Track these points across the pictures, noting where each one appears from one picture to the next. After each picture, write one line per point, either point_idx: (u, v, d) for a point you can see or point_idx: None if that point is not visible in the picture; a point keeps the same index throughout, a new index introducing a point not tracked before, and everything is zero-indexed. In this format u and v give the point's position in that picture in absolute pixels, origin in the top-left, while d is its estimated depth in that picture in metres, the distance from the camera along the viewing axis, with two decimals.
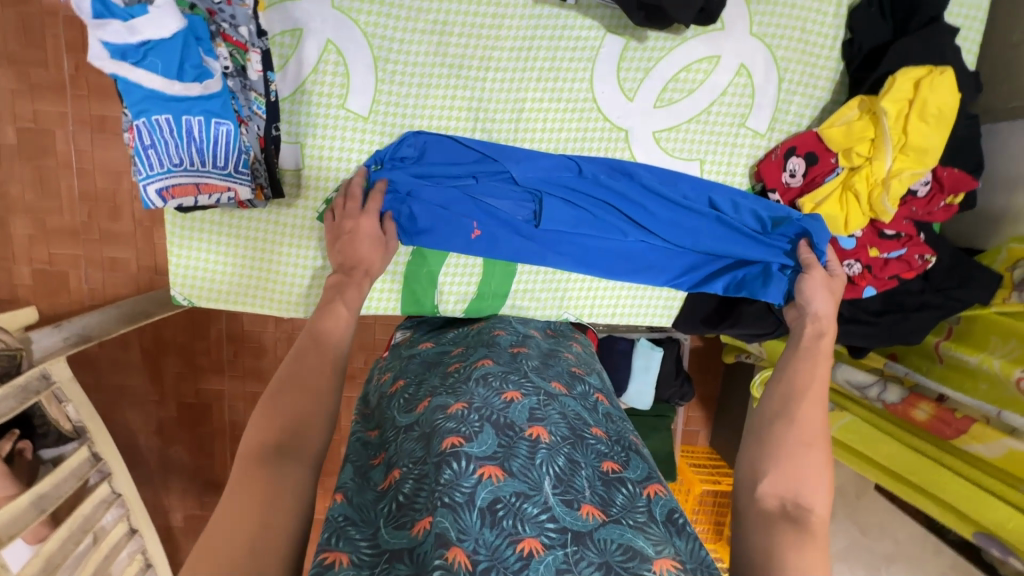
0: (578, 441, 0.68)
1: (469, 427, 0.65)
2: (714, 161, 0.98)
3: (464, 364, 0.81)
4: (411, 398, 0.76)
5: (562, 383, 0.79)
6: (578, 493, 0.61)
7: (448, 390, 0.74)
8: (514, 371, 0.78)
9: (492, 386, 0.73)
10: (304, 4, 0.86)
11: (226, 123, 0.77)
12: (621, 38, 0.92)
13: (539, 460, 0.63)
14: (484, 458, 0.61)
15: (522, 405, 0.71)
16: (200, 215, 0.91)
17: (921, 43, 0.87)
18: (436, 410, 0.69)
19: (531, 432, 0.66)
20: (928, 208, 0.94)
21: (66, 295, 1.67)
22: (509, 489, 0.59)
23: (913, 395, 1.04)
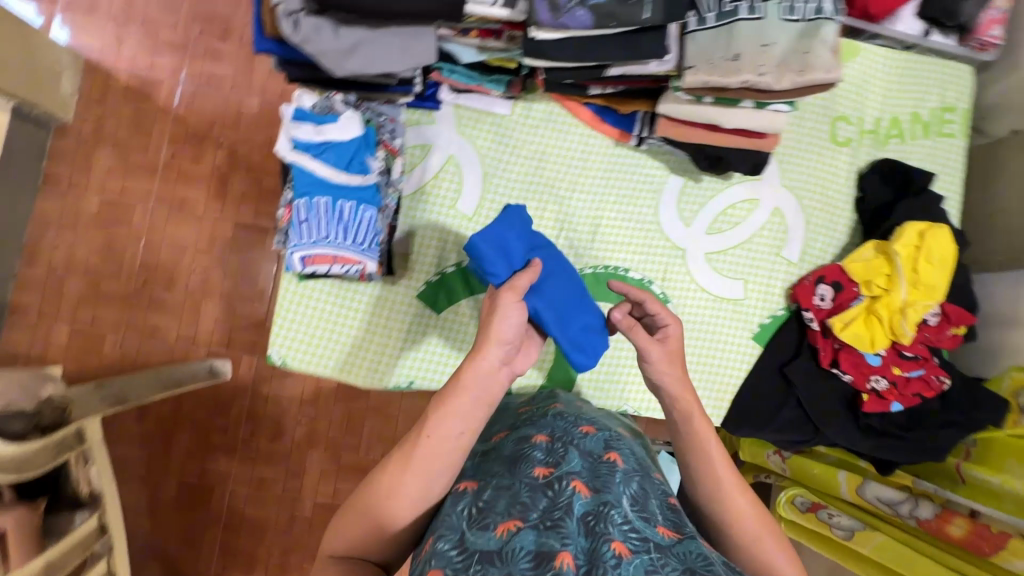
0: (647, 477, 0.77)
1: (555, 454, 0.74)
2: (757, 282, 1.15)
3: (535, 408, 0.94)
4: (487, 434, 0.90)
5: (625, 431, 0.92)
6: (653, 514, 0.68)
7: (528, 425, 0.84)
8: (583, 415, 0.89)
9: (569, 421, 0.84)
10: (437, 126, 1.07)
11: (370, 209, 0.92)
12: (682, 178, 1.14)
13: (617, 480, 0.71)
14: (573, 476, 0.70)
15: (597, 438, 0.81)
16: (313, 283, 1.02)
17: (918, 210, 1.11)
18: (519, 439, 0.80)
19: (607, 458, 0.76)
20: (939, 335, 1.10)
21: (93, 361, 1.53)
22: (595, 502, 0.66)
23: (946, 512, 1.12)
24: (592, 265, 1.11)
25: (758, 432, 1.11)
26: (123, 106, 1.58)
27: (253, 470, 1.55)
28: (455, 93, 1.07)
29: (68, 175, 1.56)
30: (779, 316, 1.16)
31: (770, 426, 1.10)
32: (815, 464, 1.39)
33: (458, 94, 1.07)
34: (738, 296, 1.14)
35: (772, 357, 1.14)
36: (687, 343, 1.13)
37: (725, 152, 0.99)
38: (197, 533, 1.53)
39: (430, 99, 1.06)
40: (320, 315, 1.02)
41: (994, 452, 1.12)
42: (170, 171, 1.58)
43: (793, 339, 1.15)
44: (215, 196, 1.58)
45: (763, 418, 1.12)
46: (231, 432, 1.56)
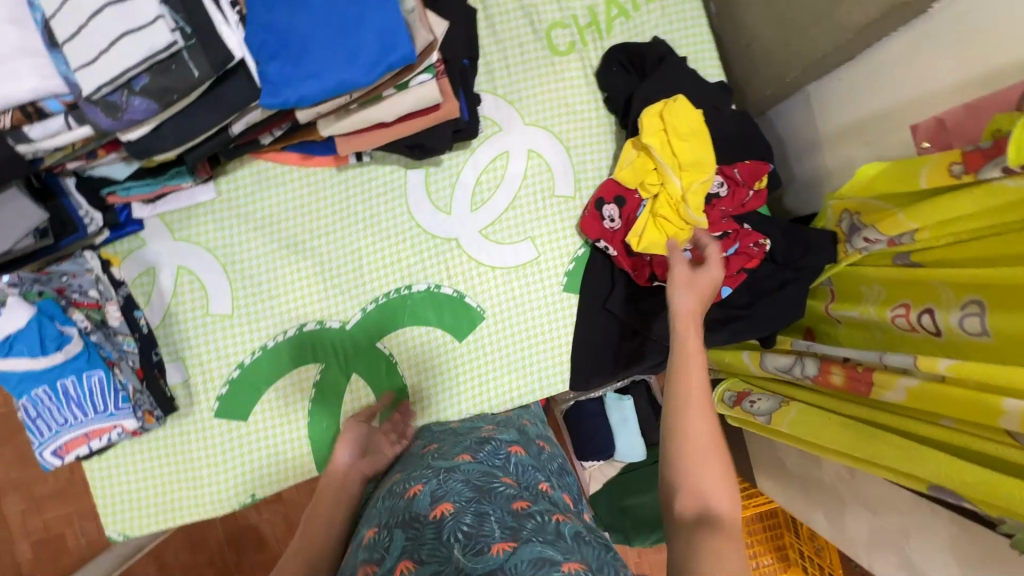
0: (484, 496, 0.75)
1: (378, 548, 0.71)
2: (544, 233, 1.07)
3: (381, 480, 0.89)
4: (343, 542, 0.83)
5: (468, 453, 0.88)
6: (486, 541, 0.66)
7: (370, 513, 0.81)
8: (419, 466, 0.85)
9: (397, 492, 0.80)
10: (150, 246, 1.01)
11: (97, 372, 0.87)
12: (421, 169, 1.06)
13: (444, 534, 0.68)
14: (398, 558, 0.67)
15: (424, 493, 0.77)
16: (112, 454, 0.99)
17: (664, 84, 1.03)
18: (358, 546, 0.75)
19: (434, 513, 0.72)
20: (739, 202, 1.02)
21: (66, 557, 1.66)
22: (422, 573, 0.64)
23: (826, 363, 1.06)
24: (374, 298, 1.05)
25: (608, 377, 1.06)
26: None
27: None
28: (151, 203, 1.00)
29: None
30: (581, 255, 1.08)
31: (616, 367, 1.05)
32: (726, 351, 1.34)
33: (154, 204, 1.00)
34: (532, 256, 1.07)
35: (593, 298, 1.06)
36: (502, 326, 1.06)
37: (421, 138, 0.93)
38: None
39: (128, 224, 1.00)
40: (143, 502, 1.01)
41: (847, 283, 1.05)
42: None
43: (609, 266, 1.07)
44: None
45: (610, 362, 1.06)
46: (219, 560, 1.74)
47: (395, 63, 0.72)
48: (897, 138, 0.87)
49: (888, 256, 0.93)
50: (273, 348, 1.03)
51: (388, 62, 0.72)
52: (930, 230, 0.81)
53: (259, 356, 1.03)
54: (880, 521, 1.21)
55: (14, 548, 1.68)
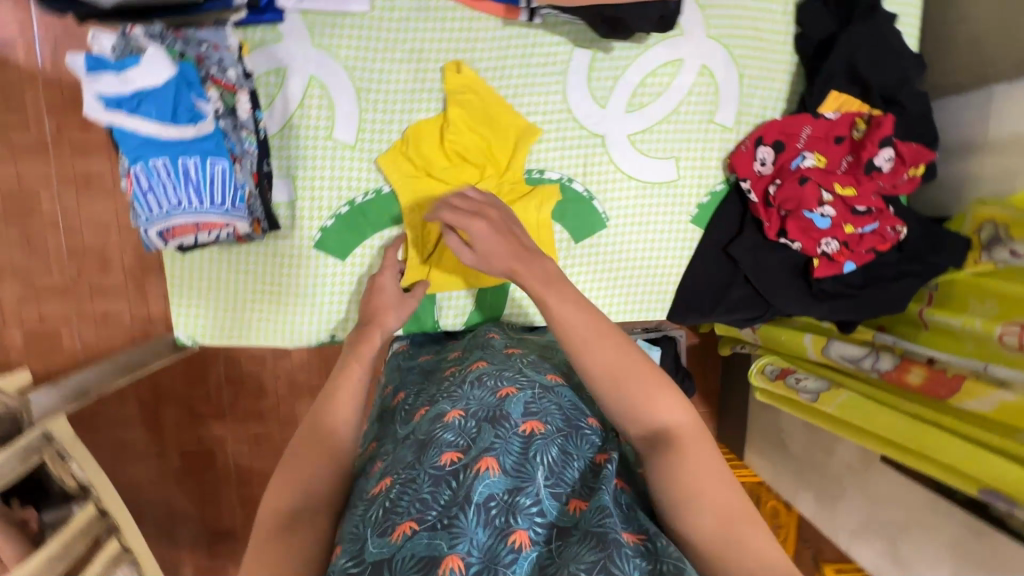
0: (574, 432, 0.66)
1: (467, 435, 0.63)
2: (689, 157, 1.03)
3: (460, 367, 0.82)
4: (409, 409, 0.76)
5: (558, 375, 0.77)
6: (567, 486, 0.60)
7: (446, 395, 0.71)
8: (509, 368, 0.75)
9: (488, 384, 0.71)
10: (286, 44, 0.90)
11: (221, 161, 0.80)
12: (588, 51, 0.97)
13: (531, 454, 0.61)
14: (481, 453, 0.59)
15: (518, 399, 0.68)
16: (197, 255, 0.93)
17: (867, 36, 0.93)
18: (433, 418, 0.67)
19: (526, 427, 0.64)
20: (893, 181, 0.98)
21: (59, 355, 1.57)
22: (503, 485, 0.57)
23: (906, 361, 1.09)
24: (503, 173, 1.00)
25: (706, 316, 1.06)
26: None
27: (246, 428, 1.75)
28: None
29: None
30: (718, 192, 1.06)
31: (718, 308, 1.04)
32: (782, 330, 1.34)
33: None
34: (671, 176, 1.03)
35: (715, 238, 1.06)
36: (625, 240, 1.04)
37: (623, 12, 0.84)
38: (215, 489, 1.77)
39: (268, 10, 0.88)
40: (219, 308, 0.96)
41: (956, 293, 1.07)
42: (60, 148, 1.50)
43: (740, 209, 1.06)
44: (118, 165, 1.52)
45: (710, 301, 1.06)
46: (215, 397, 1.73)
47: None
48: None
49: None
50: (387, 194, 0.97)
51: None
52: None
53: (371, 198, 0.96)
54: (878, 513, 1.27)
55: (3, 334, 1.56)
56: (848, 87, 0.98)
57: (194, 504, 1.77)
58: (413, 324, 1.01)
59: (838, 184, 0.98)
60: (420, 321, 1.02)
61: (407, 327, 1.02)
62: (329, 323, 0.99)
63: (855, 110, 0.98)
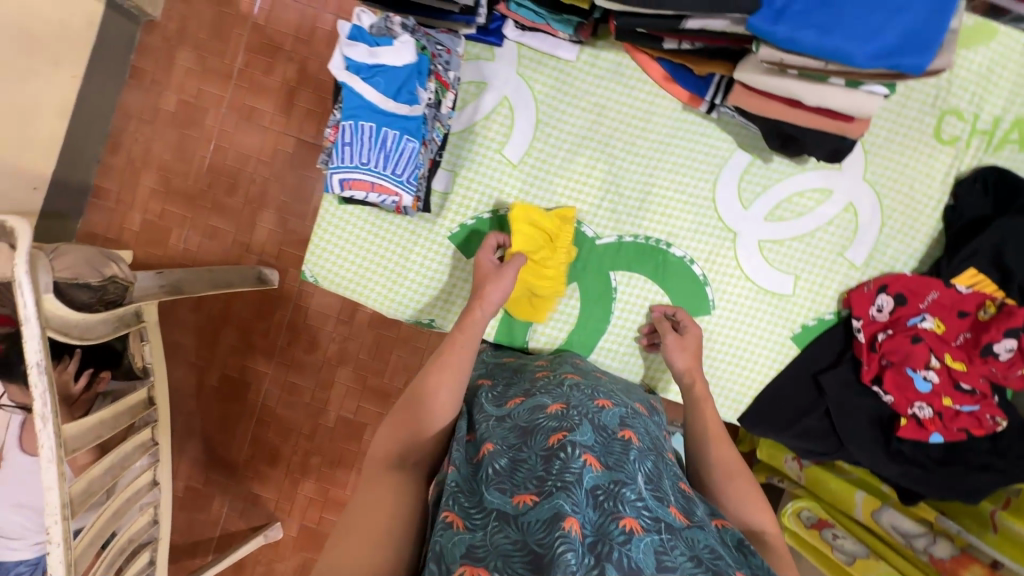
0: (659, 457, 0.74)
1: (569, 421, 0.70)
2: (808, 279, 1.07)
3: (552, 372, 0.90)
4: (499, 395, 0.83)
5: (644, 407, 0.87)
6: (665, 494, 0.66)
7: (542, 393, 0.80)
8: (603, 388, 0.85)
9: (585, 393, 0.81)
10: (495, 64, 1.03)
11: (414, 141, 0.90)
12: (749, 155, 1.04)
13: (631, 455, 0.69)
14: (587, 447, 0.66)
15: (612, 412, 0.78)
16: (350, 209, 1.03)
17: (1019, 230, 0.96)
18: (532, 408, 0.75)
19: (622, 434, 0.73)
20: (1007, 372, 0.96)
21: (163, 252, 1.64)
22: (607, 477, 0.63)
23: (963, 556, 1.06)
24: (634, 233, 1.06)
25: (776, 434, 1.06)
26: (205, 8, 1.60)
27: (285, 375, 1.81)
28: (520, 30, 1.00)
29: (152, 70, 1.61)
30: (825, 320, 1.08)
31: (789, 432, 1.05)
32: (832, 477, 1.28)
33: (524, 32, 1.00)
34: (785, 291, 1.07)
35: (808, 362, 1.07)
36: (722, 333, 1.08)
37: (801, 133, 0.90)
38: (234, 421, 1.83)
39: (493, 34, 1.01)
40: (351, 258, 1.05)
41: None
42: (242, 79, 1.61)
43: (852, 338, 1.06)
44: (281, 111, 1.62)
45: (784, 421, 1.07)
46: (270, 336, 1.81)
47: (900, 66, 0.72)
48: None
49: None
50: None
51: (901, 62, 0.72)
52: None
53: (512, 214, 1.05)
54: None
55: (124, 215, 1.65)
56: (988, 269, 0.99)
57: (212, 425, 1.83)
58: (504, 336, 1.06)
59: (949, 355, 1.00)
60: (511, 335, 1.07)
61: (497, 337, 1.07)
62: (433, 309, 1.07)
63: (989, 292, 0.99)
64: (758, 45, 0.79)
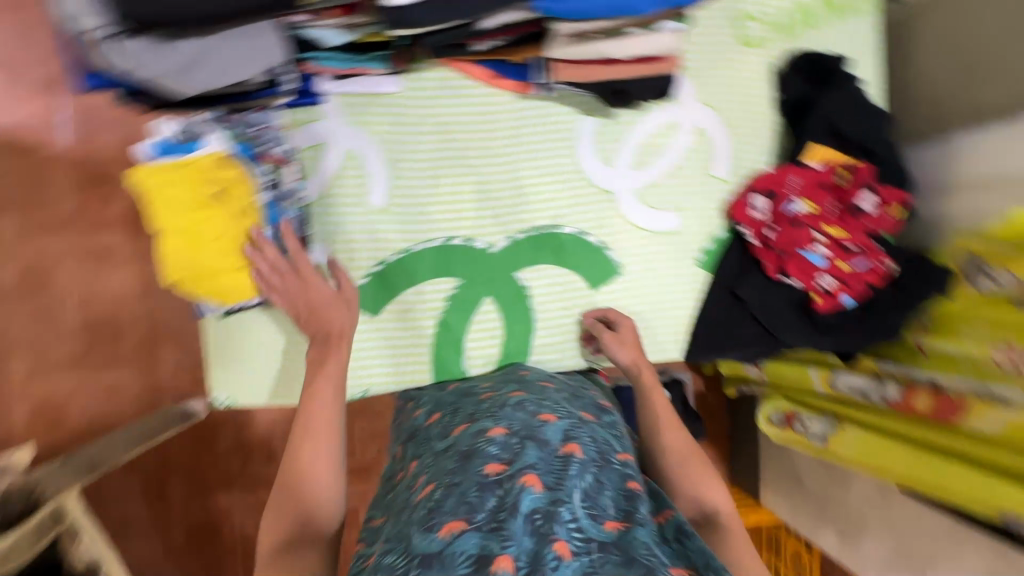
0: (605, 464, 0.74)
1: (510, 450, 0.70)
2: (693, 208, 1.12)
3: (497, 393, 0.89)
4: (448, 424, 0.84)
5: (590, 413, 0.88)
6: (602, 509, 0.66)
7: (486, 416, 0.81)
8: (547, 401, 0.85)
9: (528, 410, 0.80)
10: (325, 122, 0.99)
11: (269, 229, 0.91)
12: (596, 119, 1.08)
13: (573, 472, 0.69)
14: (526, 470, 0.66)
15: (556, 426, 0.77)
16: (241, 318, 0.97)
17: (843, 99, 1.06)
18: (475, 433, 0.76)
19: (565, 450, 0.72)
20: (878, 221, 1.08)
21: (66, 432, 1.47)
22: (546, 498, 0.64)
23: (909, 388, 1.15)
24: (524, 229, 1.07)
25: (720, 355, 1.11)
26: (5, 164, 1.43)
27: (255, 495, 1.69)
28: (337, 80, 0.97)
29: None
30: (720, 238, 1.15)
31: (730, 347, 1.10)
32: (787, 365, 1.40)
33: (341, 81, 0.97)
34: (677, 226, 1.12)
35: (723, 280, 1.13)
36: (641, 286, 1.12)
37: (631, 84, 0.95)
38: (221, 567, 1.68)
39: (309, 94, 0.97)
40: (260, 366, 0.99)
41: (947, 320, 1.13)
42: (79, 222, 1.47)
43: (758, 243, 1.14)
44: (134, 237, 1.49)
45: (723, 342, 1.12)
46: (223, 465, 1.68)
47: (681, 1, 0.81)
48: None
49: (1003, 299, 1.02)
50: (417, 254, 1.03)
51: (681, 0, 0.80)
52: None
53: (403, 258, 1.03)
54: (906, 545, 1.30)
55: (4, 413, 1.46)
56: (831, 140, 1.09)
57: None
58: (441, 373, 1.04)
59: (830, 226, 1.07)
60: (449, 370, 1.05)
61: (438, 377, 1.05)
62: (366, 379, 1.03)
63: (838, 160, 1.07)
64: (555, 23, 0.83)
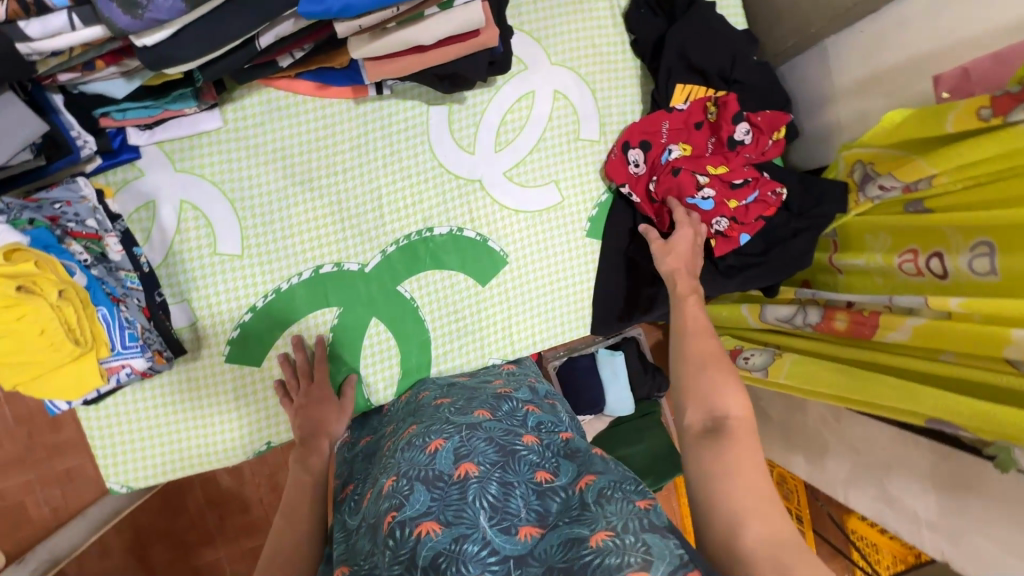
0: (508, 460, 0.70)
1: (401, 497, 0.66)
2: (568, 177, 1.07)
3: (397, 436, 0.84)
4: (358, 492, 0.79)
5: (487, 410, 0.83)
6: (513, 517, 0.62)
7: (382, 472, 0.76)
8: (438, 424, 0.80)
9: (417, 445, 0.75)
10: (148, 176, 0.92)
11: (101, 307, 0.80)
12: (443, 106, 1.01)
13: (470, 498, 0.64)
14: (420, 517, 0.63)
15: (447, 450, 0.72)
16: (112, 401, 0.92)
17: (691, 30, 1.00)
18: (376, 498, 0.71)
19: (460, 474, 0.68)
20: (760, 149, 1.02)
21: (32, 525, 1.48)
22: (448, 538, 0.60)
23: (829, 310, 1.11)
24: (393, 240, 1.01)
25: (627, 322, 1.08)
26: None
27: (240, 544, 1.64)
28: (149, 129, 0.90)
29: None
30: (604, 201, 1.09)
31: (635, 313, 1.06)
32: (724, 307, 1.37)
33: (153, 129, 0.90)
34: (556, 200, 1.06)
35: (613, 245, 1.08)
36: (532, 269, 1.07)
37: (455, 66, 0.87)
38: None
39: (123, 150, 0.90)
40: (148, 444, 0.94)
41: (853, 234, 1.09)
42: None
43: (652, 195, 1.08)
44: None
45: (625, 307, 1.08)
46: (200, 523, 1.62)
47: None
48: (920, 88, 0.89)
49: (899, 204, 0.98)
50: (286, 291, 0.98)
51: None
52: (950, 174, 0.84)
53: (272, 299, 0.97)
54: (863, 459, 1.28)
55: None
56: (690, 76, 1.03)
57: None
58: None
59: (710, 165, 1.02)
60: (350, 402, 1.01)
61: None
62: (264, 431, 0.98)
63: (703, 95, 1.03)
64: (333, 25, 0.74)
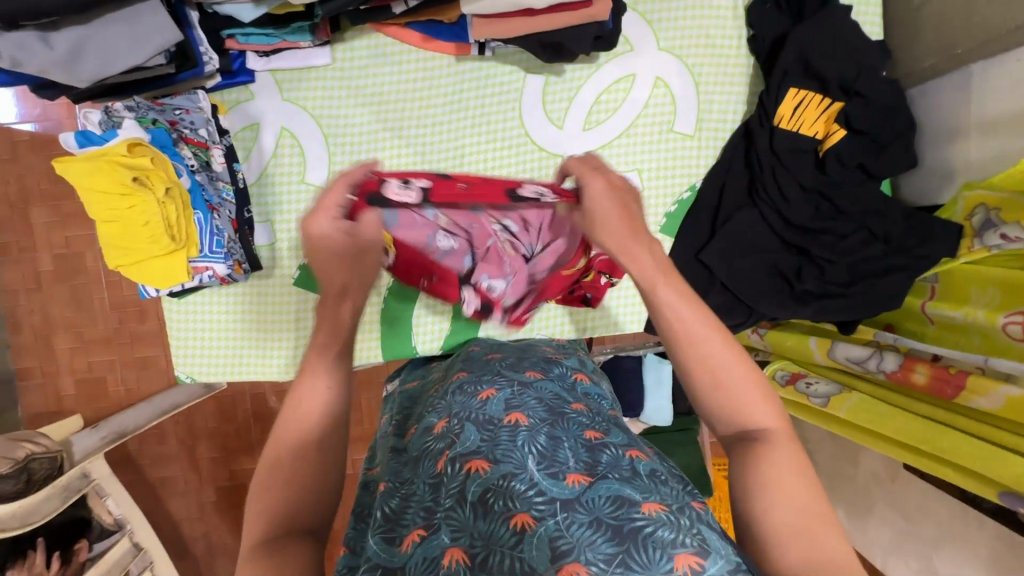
0: (559, 418, 0.67)
1: (450, 435, 0.66)
2: (652, 169, 1.04)
3: (445, 383, 0.86)
4: (404, 425, 0.82)
5: (538, 372, 0.82)
6: (562, 464, 0.59)
7: (431, 411, 0.76)
8: (489, 375, 0.79)
9: (468, 392, 0.74)
10: (258, 101, 0.99)
11: (198, 212, 0.88)
12: (541, 76, 1.01)
13: (519, 441, 0.62)
14: (468, 455, 0.62)
15: (497, 400, 0.71)
16: (193, 299, 1.01)
17: (818, 33, 0.93)
18: (423, 433, 0.72)
19: (510, 420, 0.66)
20: None
21: (107, 400, 1.65)
22: (495, 475, 0.58)
23: (909, 360, 1.02)
24: None
25: None
26: (37, 165, 1.57)
27: None
28: (265, 57, 0.96)
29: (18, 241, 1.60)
30: (686, 199, 1.07)
31: None
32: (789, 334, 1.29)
33: (269, 58, 0.96)
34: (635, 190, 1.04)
35: (687, 245, 1.04)
36: None
37: (560, 37, 0.86)
38: None
39: (239, 73, 0.97)
40: (215, 344, 1.03)
41: (959, 284, 0.98)
42: None
43: (735, 203, 1.03)
44: None
45: None
46: (245, 434, 1.74)
47: None
48: None
49: (1020, 259, 0.87)
50: None
51: None
52: None
53: None
54: (911, 528, 1.17)
55: (59, 382, 1.66)
56: (806, 82, 0.96)
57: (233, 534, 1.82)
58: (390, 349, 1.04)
59: None
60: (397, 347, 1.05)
61: (386, 354, 1.06)
62: None
63: (818, 104, 0.96)
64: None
